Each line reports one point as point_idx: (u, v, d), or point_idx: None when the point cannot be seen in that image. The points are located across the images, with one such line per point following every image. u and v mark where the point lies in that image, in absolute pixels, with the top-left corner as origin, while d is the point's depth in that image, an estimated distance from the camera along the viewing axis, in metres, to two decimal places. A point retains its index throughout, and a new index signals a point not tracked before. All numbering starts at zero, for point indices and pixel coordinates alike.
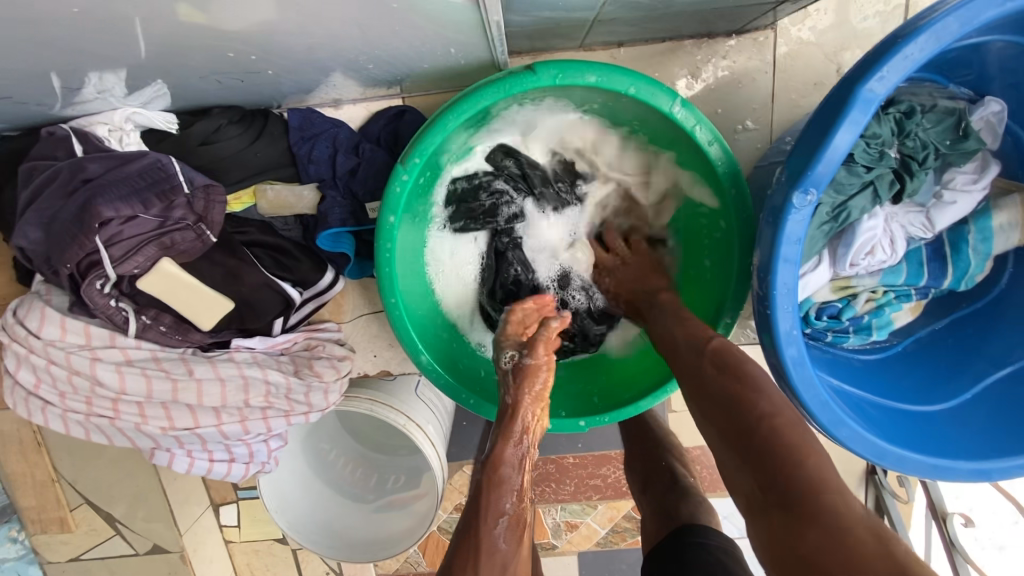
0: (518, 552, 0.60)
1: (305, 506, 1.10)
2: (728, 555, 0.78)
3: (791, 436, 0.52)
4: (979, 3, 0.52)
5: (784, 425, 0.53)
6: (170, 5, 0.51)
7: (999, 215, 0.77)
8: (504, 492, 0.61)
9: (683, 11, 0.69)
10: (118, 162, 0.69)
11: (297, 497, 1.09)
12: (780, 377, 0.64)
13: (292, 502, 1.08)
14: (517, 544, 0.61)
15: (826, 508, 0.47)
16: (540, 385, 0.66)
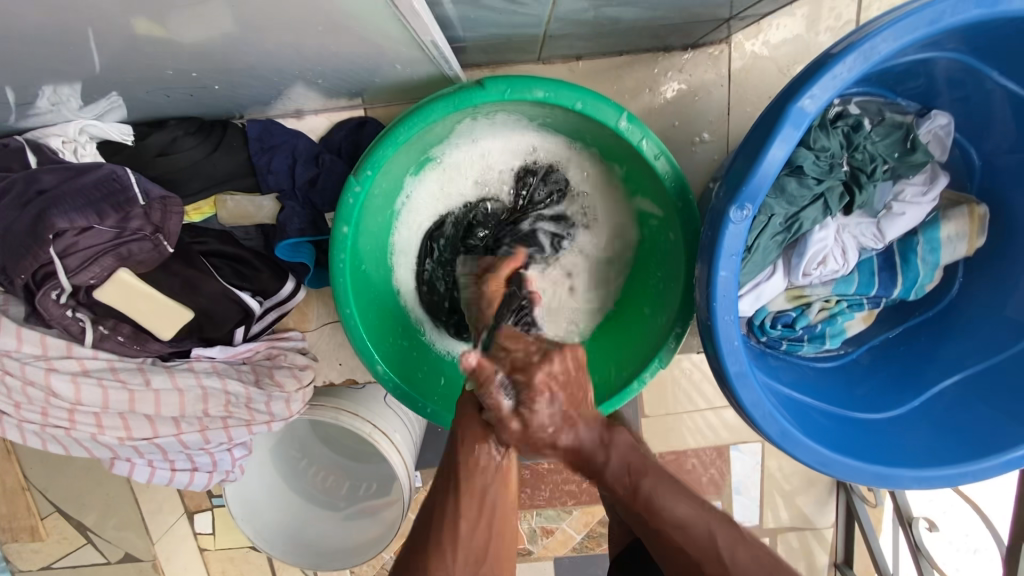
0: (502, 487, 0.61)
1: (273, 515, 1.10)
2: None
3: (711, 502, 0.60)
4: (907, 22, 0.53)
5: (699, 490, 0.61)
6: (123, 19, 0.51)
7: (947, 226, 0.79)
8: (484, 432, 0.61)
9: (634, 27, 0.71)
10: (73, 174, 0.69)
11: (265, 506, 1.09)
12: (725, 388, 0.65)
13: (259, 511, 1.08)
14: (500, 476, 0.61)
15: None
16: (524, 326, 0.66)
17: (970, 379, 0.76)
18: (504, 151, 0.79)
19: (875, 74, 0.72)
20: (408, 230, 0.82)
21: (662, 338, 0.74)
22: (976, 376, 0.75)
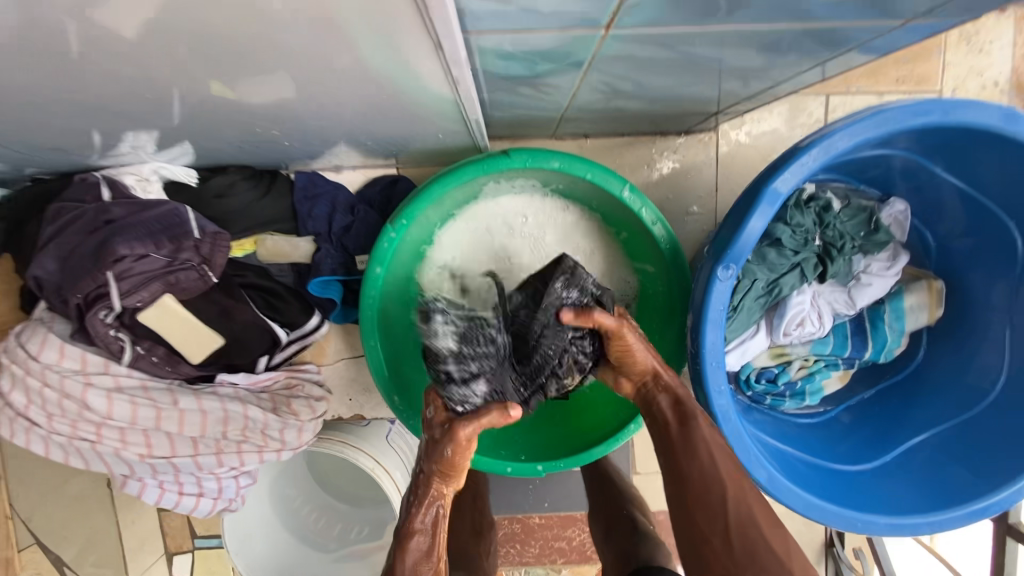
0: None
1: (266, 552, 1.10)
2: None
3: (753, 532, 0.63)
4: (862, 125, 0.65)
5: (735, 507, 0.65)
6: (205, 82, 0.62)
7: (910, 297, 0.88)
8: (414, 560, 0.69)
9: (636, 116, 0.83)
10: (139, 208, 0.78)
11: (259, 542, 1.10)
12: None
13: (252, 545, 1.08)
14: None
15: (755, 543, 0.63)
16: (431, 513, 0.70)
17: (936, 437, 0.83)
18: (538, 216, 0.88)
19: (845, 163, 0.84)
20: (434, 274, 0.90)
21: None
22: (944, 435, 0.82)
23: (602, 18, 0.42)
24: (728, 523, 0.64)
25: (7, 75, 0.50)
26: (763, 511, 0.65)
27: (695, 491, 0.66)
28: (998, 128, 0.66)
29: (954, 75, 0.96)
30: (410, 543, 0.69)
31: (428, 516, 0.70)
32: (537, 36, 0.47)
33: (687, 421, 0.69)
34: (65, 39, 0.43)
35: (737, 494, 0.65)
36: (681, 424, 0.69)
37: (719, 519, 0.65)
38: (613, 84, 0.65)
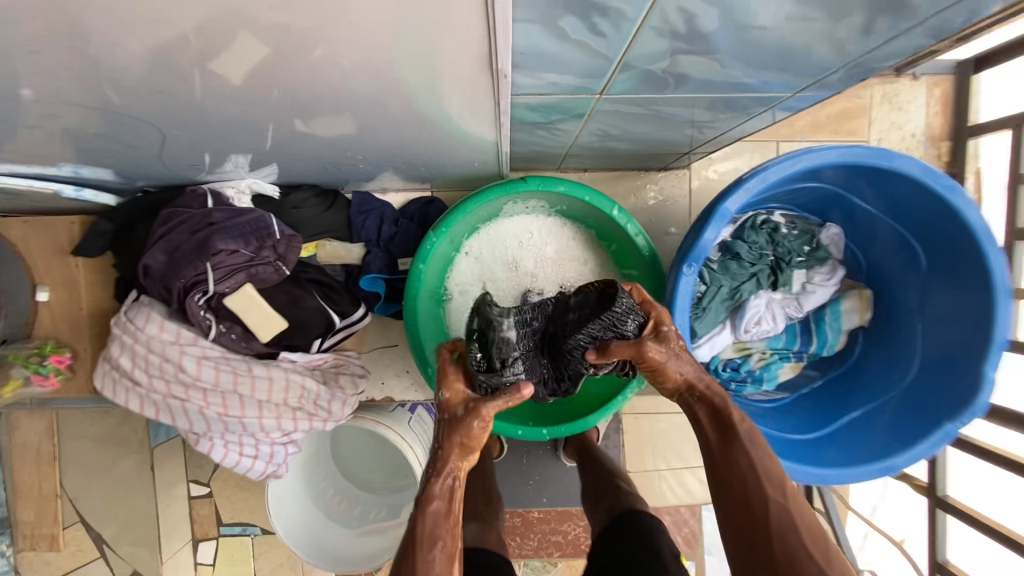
0: None
1: (297, 522, 1.25)
2: (654, 534, 0.86)
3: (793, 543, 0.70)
4: (793, 161, 0.87)
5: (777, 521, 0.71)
6: (292, 121, 0.84)
7: (846, 301, 1.09)
8: (431, 527, 0.68)
9: (623, 155, 1.06)
10: (235, 213, 0.99)
11: (293, 513, 1.24)
12: None
13: (288, 514, 1.22)
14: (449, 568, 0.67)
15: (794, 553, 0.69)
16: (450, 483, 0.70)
17: (866, 414, 1.03)
18: (545, 231, 1.10)
19: (790, 195, 1.06)
20: (461, 275, 1.12)
21: None
22: (870, 413, 1.03)
23: (596, 88, 0.64)
24: (771, 532, 0.71)
25: (171, 107, 0.70)
26: (806, 521, 0.72)
27: (741, 501, 0.73)
28: (920, 174, 0.87)
29: (879, 129, 1.20)
30: (433, 510, 0.69)
31: (444, 484, 0.70)
32: (556, 97, 0.69)
33: (730, 434, 0.76)
34: (227, 79, 0.64)
35: (780, 505, 0.72)
36: (727, 439, 0.76)
37: (763, 528, 0.71)
38: (604, 129, 0.88)
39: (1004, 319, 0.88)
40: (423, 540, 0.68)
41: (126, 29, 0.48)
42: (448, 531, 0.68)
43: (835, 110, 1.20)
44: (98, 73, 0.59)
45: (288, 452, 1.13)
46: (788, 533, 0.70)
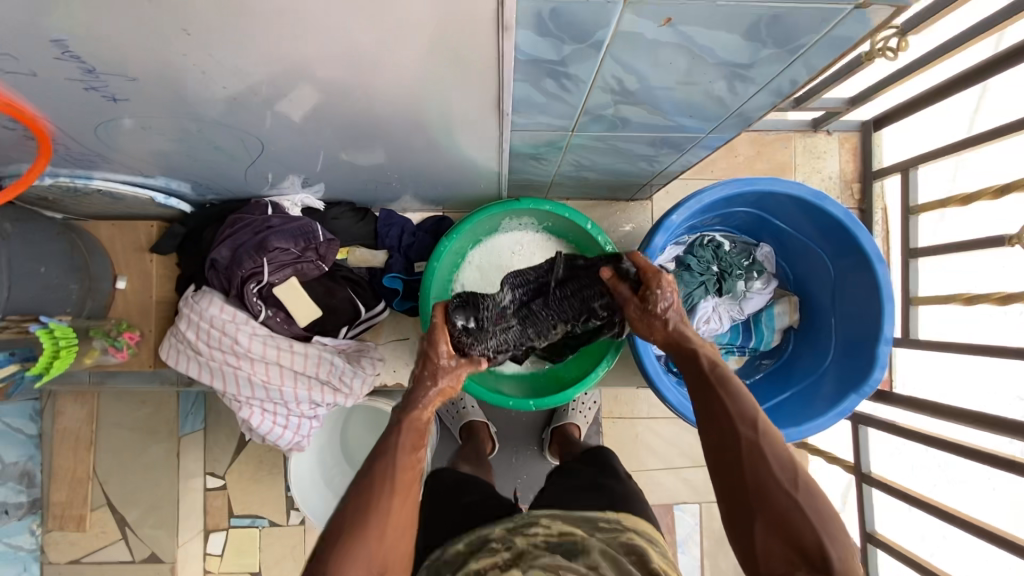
0: (401, 497, 0.73)
1: (316, 501, 1.41)
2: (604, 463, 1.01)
3: (768, 479, 0.71)
4: (720, 188, 1.14)
5: (756, 458, 0.73)
6: (340, 155, 1.09)
7: (778, 305, 1.35)
8: (398, 446, 0.77)
9: (597, 186, 1.35)
10: (288, 220, 1.24)
11: (312, 493, 1.41)
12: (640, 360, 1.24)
13: (309, 493, 1.39)
14: (402, 489, 0.73)
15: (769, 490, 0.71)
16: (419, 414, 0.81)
17: (792, 395, 1.29)
18: (533, 243, 1.37)
19: (727, 218, 1.34)
20: (466, 277, 1.36)
21: (607, 346, 1.24)
22: (796, 393, 1.29)
23: (568, 127, 0.91)
24: (744, 466, 0.73)
25: (254, 139, 0.95)
26: (783, 454, 0.73)
27: (717, 440, 0.77)
28: (841, 215, 1.14)
29: (804, 173, 1.50)
30: (411, 422, 0.80)
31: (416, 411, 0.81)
32: (541, 134, 0.97)
33: (703, 382, 0.81)
34: (302, 120, 0.89)
35: (754, 441, 0.74)
36: (702, 387, 0.81)
37: (739, 463, 0.74)
38: (578, 163, 1.15)
39: (889, 314, 1.13)
40: (387, 452, 0.76)
41: (260, 84, 0.74)
42: (418, 439, 0.79)
43: (766, 157, 1.50)
44: (210, 113, 0.83)
45: (312, 426, 1.31)
46: (765, 471, 0.72)
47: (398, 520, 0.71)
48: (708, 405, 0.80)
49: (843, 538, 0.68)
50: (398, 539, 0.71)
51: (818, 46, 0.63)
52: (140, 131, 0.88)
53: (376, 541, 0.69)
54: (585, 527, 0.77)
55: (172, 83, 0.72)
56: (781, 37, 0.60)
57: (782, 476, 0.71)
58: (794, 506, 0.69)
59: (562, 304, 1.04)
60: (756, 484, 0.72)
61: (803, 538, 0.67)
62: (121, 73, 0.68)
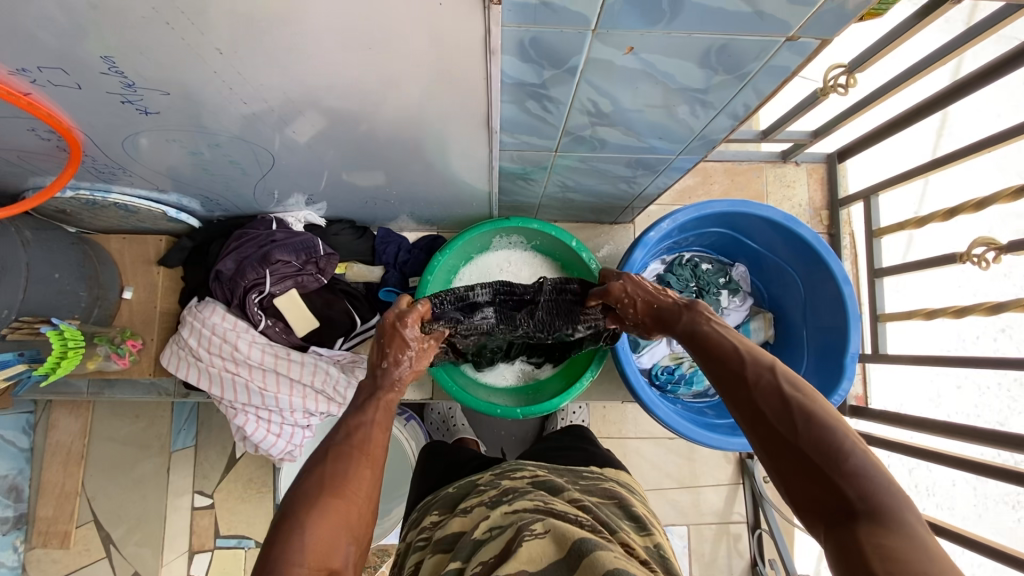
0: (357, 465, 0.71)
1: None
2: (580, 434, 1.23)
3: (771, 425, 0.65)
4: (694, 208, 1.24)
5: (755, 405, 0.67)
6: (343, 176, 1.17)
7: (754, 321, 1.43)
8: (357, 424, 0.77)
9: (581, 208, 1.44)
10: (291, 234, 1.32)
11: None
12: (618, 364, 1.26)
13: None
14: (357, 458, 0.72)
15: (776, 436, 0.64)
16: (384, 400, 0.81)
17: None
18: (521, 261, 1.46)
19: (702, 238, 1.43)
20: None
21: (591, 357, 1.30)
22: None
23: (552, 147, 1.01)
24: (744, 420, 0.68)
25: (265, 156, 1.04)
26: (777, 393, 0.66)
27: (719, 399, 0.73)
28: (811, 239, 1.22)
29: (775, 199, 1.61)
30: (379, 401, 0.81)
31: (378, 395, 0.82)
32: (528, 154, 1.06)
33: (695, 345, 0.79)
34: (311, 140, 0.98)
35: (744, 388, 0.69)
36: (699, 348, 0.78)
37: (739, 417, 0.69)
38: (564, 185, 1.25)
39: (856, 326, 1.21)
40: (346, 429, 0.76)
41: (275, 105, 0.83)
42: (389, 416, 0.81)
43: (740, 185, 1.61)
44: (227, 130, 0.92)
45: (305, 435, 1.33)
46: (766, 416, 0.65)
47: (359, 488, 0.70)
48: (708, 362, 0.76)
49: (868, 468, 0.58)
50: (370, 505, 0.70)
51: (762, 73, 0.73)
52: (161, 146, 0.96)
53: (347, 507, 0.68)
54: (570, 476, 1.00)
55: (199, 100, 0.81)
56: (730, 65, 0.71)
57: (785, 418, 0.64)
58: (802, 448, 0.61)
59: (528, 323, 1.06)
60: (761, 432, 0.66)
61: (816, 478, 0.59)
62: (156, 89, 0.77)
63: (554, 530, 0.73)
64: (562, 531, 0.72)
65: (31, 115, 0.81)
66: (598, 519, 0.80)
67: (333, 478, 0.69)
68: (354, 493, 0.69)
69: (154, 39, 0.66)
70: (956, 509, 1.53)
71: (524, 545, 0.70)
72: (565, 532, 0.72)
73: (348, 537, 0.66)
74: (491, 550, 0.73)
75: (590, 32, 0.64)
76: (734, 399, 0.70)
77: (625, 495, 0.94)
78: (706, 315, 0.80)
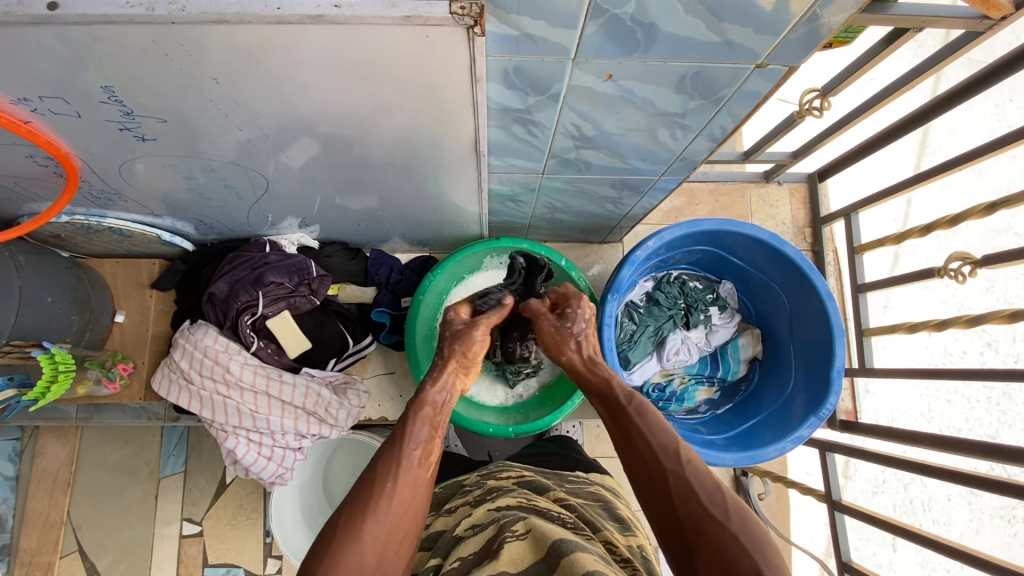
0: (397, 481, 0.76)
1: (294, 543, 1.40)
2: (569, 453, 1.32)
3: (696, 506, 0.69)
4: (679, 225, 1.26)
5: (682, 487, 0.71)
6: (335, 200, 1.20)
7: (742, 337, 1.46)
8: (407, 433, 0.81)
9: (570, 229, 1.48)
10: (284, 256, 1.33)
11: (292, 533, 1.41)
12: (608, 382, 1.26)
13: (289, 535, 1.39)
14: (396, 473, 0.76)
15: (701, 518, 0.67)
16: (434, 403, 0.88)
17: (762, 421, 1.37)
18: None
19: (689, 256, 1.46)
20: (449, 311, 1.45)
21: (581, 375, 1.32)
22: (766, 419, 1.37)
23: (539, 170, 1.04)
24: (670, 495, 0.71)
25: (259, 181, 1.06)
26: (706, 477, 0.71)
27: (641, 474, 0.75)
28: (795, 257, 1.25)
29: (760, 218, 1.65)
30: (428, 405, 0.87)
31: (431, 397, 0.89)
32: (516, 176, 1.09)
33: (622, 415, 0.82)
34: (304, 166, 1.00)
35: (671, 467, 0.73)
36: (621, 423, 0.82)
37: (667, 497, 0.71)
38: (552, 206, 1.28)
39: (840, 341, 1.23)
40: (391, 443, 0.80)
41: (270, 132, 0.86)
42: (438, 425, 0.86)
43: (726, 206, 1.65)
44: (223, 156, 0.94)
45: (296, 458, 1.32)
46: (689, 499, 0.69)
47: (399, 505, 0.74)
48: (629, 440, 0.79)
49: (779, 561, 0.64)
50: (390, 545, 0.71)
51: (736, 98, 0.77)
52: (157, 170, 0.98)
53: (364, 548, 0.69)
54: (556, 483, 1.10)
55: (195, 127, 0.83)
56: (704, 91, 0.74)
57: (708, 501, 0.69)
58: (727, 529, 0.66)
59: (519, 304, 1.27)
60: (689, 514, 0.68)
61: (740, 569, 0.62)
62: (152, 117, 0.80)
63: (534, 530, 0.80)
64: (541, 531, 0.79)
65: (29, 143, 0.84)
66: (581, 518, 0.92)
67: (379, 494, 0.74)
68: (396, 511, 0.73)
69: (152, 69, 0.69)
70: (957, 525, 1.53)
71: (506, 547, 0.77)
72: (545, 532, 0.79)
73: (388, 550, 0.71)
74: (472, 547, 0.82)
75: (570, 61, 0.67)
76: (659, 479, 0.73)
77: (609, 501, 1.07)
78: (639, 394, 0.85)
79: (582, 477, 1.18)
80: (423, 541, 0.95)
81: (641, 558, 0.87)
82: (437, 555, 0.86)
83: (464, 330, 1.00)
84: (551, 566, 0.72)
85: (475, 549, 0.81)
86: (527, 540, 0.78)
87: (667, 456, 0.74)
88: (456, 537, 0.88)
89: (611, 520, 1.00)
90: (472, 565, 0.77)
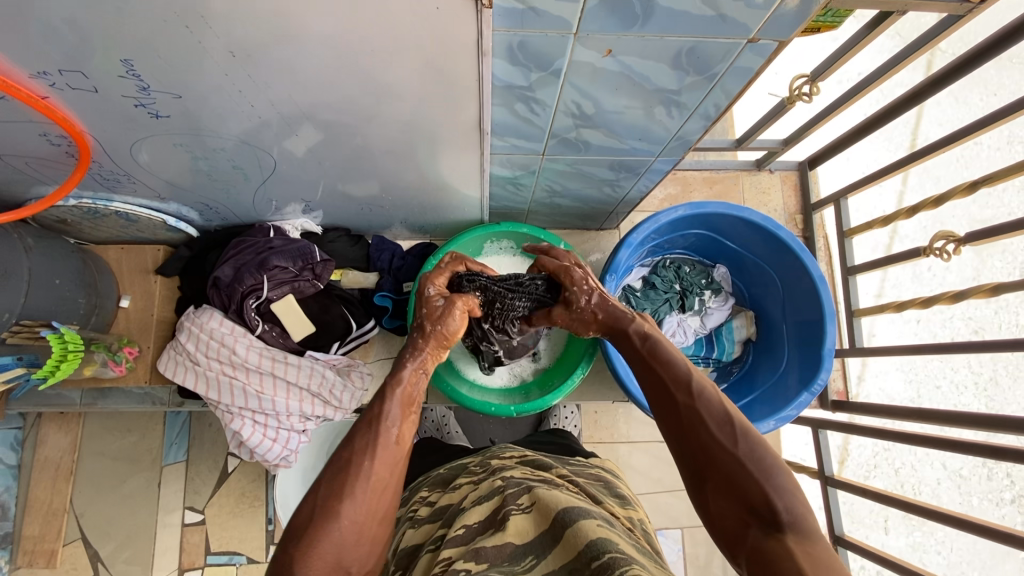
0: (371, 464, 0.75)
1: None
2: (564, 444, 1.36)
3: (707, 436, 0.71)
4: (675, 208, 1.30)
5: (695, 416, 0.73)
6: (340, 184, 1.22)
7: (737, 319, 1.50)
8: (378, 415, 0.80)
9: (568, 215, 1.51)
10: (289, 241, 1.36)
11: None
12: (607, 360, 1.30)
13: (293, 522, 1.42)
14: (370, 455, 0.76)
15: (711, 448, 0.70)
16: (404, 385, 0.86)
17: (756, 399, 1.42)
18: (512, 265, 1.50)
19: (684, 240, 1.50)
20: None
21: (581, 356, 1.35)
22: (760, 396, 1.41)
23: (540, 151, 1.07)
24: (682, 425, 0.74)
25: (266, 163, 1.09)
26: (718, 405, 0.73)
27: (659, 404, 0.78)
28: (786, 238, 1.29)
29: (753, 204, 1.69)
30: (400, 386, 0.85)
31: (401, 376, 0.87)
32: (517, 158, 1.13)
33: (637, 355, 0.84)
34: (311, 149, 1.03)
35: (685, 399, 0.75)
36: (637, 359, 0.84)
37: (680, 426, 0.74)
38: (551, 190, 1.31)
39: (831, 318, 1.27)
40: (362, 424, 0.80)
41: (281, 112, 0.88)
42: (413, 404, 0.85)
43: (720, 193, 1.70)
44: (233, 136, 0.97)
45: (301, 440, 1.34)
46: (700, 429, 0.72)
47: (374, 488, 0.74)
48: (648, 372, 0.81)
49: (789, 482, 0.67)
50: (370, 521, 0.73)
51: (729, 74, 0.80)
52: (167, 151, 1.00)
53: (343, 528, 0.71)
54: (559, 464, 1.13)
55: (207, 105, 0.86)
56: (699, 66, 0.78)
57: (719, 432, 0.71)
58: (737, 458, 0.69)
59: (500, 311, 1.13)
60: (701, 443, 0.71)
61: (749, 492, 0.66)
62: (167, 93, 0.82)
63: (539, 501, 0.83)
64: (546, 501, 0.82)
65: (45, 120, 0.86)
66: (584, 493, 0.95)
67: (353, 479, 0.74)
68: (368, 494, 0.74)
69: (171, 43, 0.71)
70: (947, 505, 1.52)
71: (511, 520, 0.80)
72: (550, 503, 0.81)
73: (361, 536, 0.72)
74: (476, 515, 0.84)
75: (572, 36, 0.71)
76: (674, 410, 0.75)
77: (610, 481, 1.09)
78: (650, 329, 0.87)
79: (582, 459, 1.20)
80: (429, 516, 0.97)
81: (641, 529, 0.91)
82: (444, 525, 0.88)
83: (441, 311, 0.98)
84: (556, 537, 0.76)
85: (480, 518, 0.83)
86: (532, 514, 0.81)
87: (679, 390, 0.76)
88: (462, 508, 0.90)
89: (612, 496, 1.03)
90: (477, 533, 0.80)
